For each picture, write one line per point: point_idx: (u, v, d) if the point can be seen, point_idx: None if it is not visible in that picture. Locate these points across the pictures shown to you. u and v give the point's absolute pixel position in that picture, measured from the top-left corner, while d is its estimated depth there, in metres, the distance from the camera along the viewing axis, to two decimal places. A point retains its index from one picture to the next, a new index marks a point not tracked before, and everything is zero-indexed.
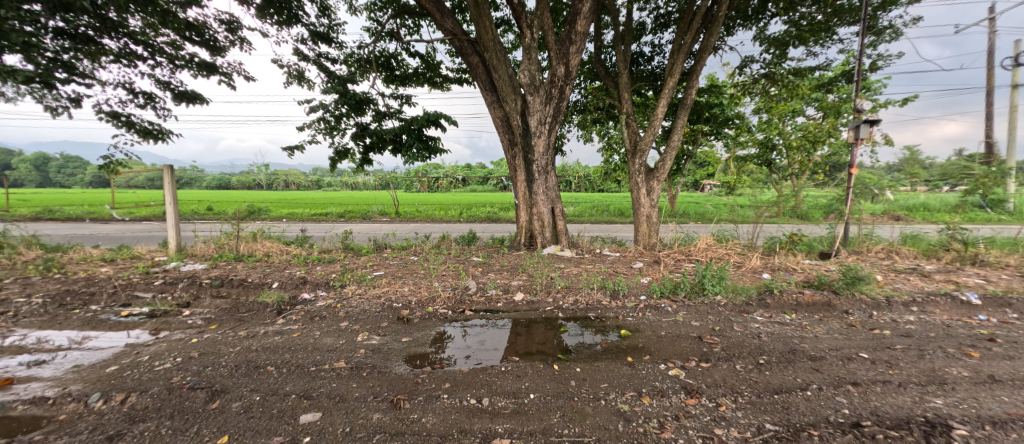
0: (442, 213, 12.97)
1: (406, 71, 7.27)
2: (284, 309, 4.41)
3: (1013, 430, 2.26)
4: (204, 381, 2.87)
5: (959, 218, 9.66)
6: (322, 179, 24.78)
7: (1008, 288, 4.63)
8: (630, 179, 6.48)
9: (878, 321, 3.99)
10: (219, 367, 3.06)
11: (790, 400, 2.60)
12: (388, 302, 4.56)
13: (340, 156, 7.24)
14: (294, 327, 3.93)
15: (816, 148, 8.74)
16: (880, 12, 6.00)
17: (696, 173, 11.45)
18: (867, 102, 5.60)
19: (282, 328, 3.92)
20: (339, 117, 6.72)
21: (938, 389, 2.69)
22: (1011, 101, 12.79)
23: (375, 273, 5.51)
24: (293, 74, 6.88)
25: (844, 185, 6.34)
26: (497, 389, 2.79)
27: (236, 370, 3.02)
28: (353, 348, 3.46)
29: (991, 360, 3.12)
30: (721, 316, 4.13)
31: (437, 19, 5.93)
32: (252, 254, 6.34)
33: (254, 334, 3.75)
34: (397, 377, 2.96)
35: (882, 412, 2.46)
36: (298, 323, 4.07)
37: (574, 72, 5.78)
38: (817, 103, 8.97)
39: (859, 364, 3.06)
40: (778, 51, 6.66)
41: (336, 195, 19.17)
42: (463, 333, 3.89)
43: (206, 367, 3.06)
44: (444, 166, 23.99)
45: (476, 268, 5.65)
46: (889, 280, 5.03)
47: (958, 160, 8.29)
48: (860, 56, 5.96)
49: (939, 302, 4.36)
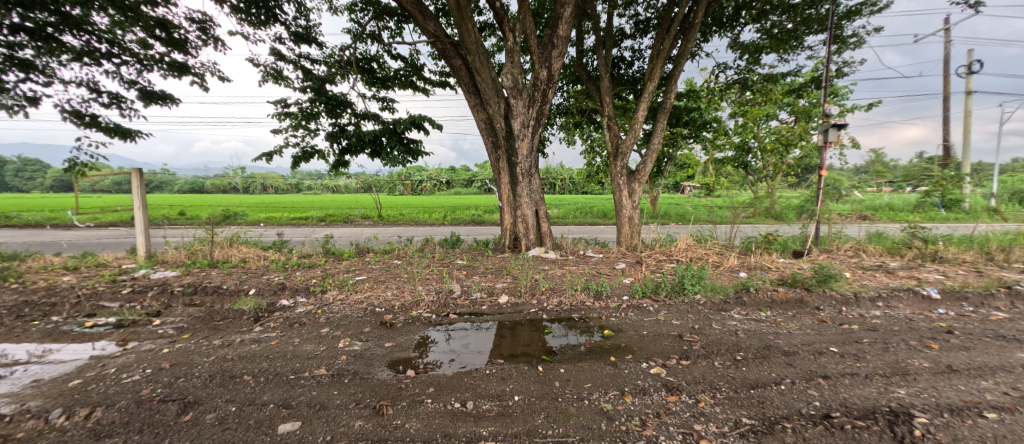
0: (426, 216, 12.86)
1: (388, 73, 7.16)
2: (261, 316, 4.30)
3: (968, 417, 2.41)
4: (175, 393, 2.76)
5: (919, 217, 10.22)
6: (301, 181, 24.14)
7: (964, 283, 4.93)
8: (612, 180, 6.56)
9: (847, 317, 4.18)
10: (192, 378, 2.96)
11: (765, 394, 2.70)
12: (371, 307, 4.50)
13: (311, 154, 7.11)
14: (272, 335, 3.84)
15: (788, 151, 8.88)
16: (846, 21, 6.27)
17: (677, 174, 11.68)
18: (835, 108, 5.82)
19: (260, 336, 3.82)
20: (313, 116, 6.59)
21: (901, 379, 2.85)
22: (965, 106, 13.57)
23: (358, 278, 5.43)
24: (269, 75, 6.69)
25: (814, 187, 6.61)
26: (481, 392, 2.80)
27: (211, 380, 2.92)
28: (334, 355, 3.40)
29: (949, 351, 3.31)
30: (700, 314, 4.26)
31: (419, 22, 5.89)
32: (227, 260, 6.15)
33: (230, 343, 3.63)
34: (380, 383, 2.93)
35: (850, 403, 2.58)
36: (277, 330, 3.97)
37: (556, 75, 5.85)
38: (788, 108, 9.23)
39: (829, 358, 3.20)
40: (751, 57, 6.86)
41: (324, 198, 19.53)
42: (448, 337, 3.86)
43: (178, 378, 2.95)
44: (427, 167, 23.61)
45: (461, 271, 5.64)
46: (856, 277, 5.28)
47: (919, 163, 8.67)
48: (827, 63, 6.18)
49: (902, 296, 4.60)
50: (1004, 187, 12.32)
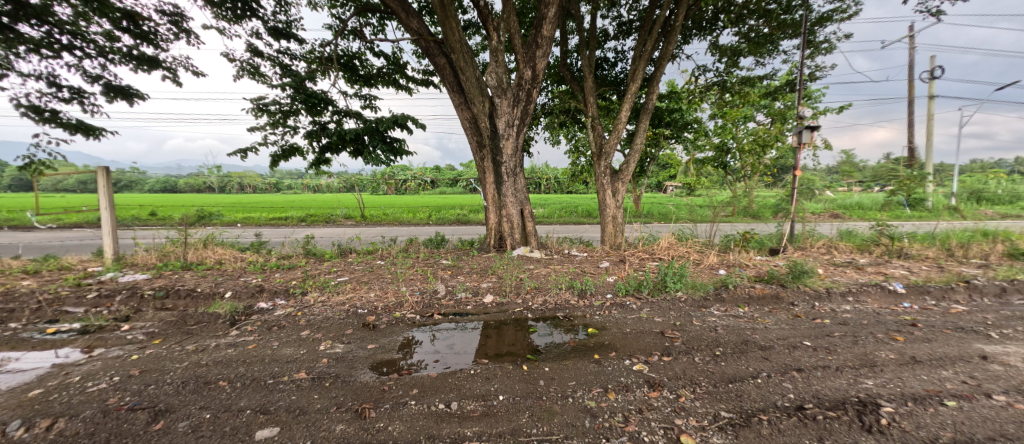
0: (410, 215, 12.72)
1: (371, 71, 7.04)
2: (238, 320, 4.18)
3: (929, 405, 2.54)
4: (145, 401, 2.65)
5: (886, 215, 10.70)
6: (281, 180, 23.49)
7: (927, 278, 5.19)
8: (596, 180, 6.63)
9: (820, 311, 4.35)
10: (164, 384, 2.85)
11: (743, 388, 2.79)
12: (353, 308, 4.43)
13: (291, 152, 6.94)
14: (249, 339, 3.73)
15: (765, 152, 9.16)
16: (819, 27, 6.51)
17: (659, 174, 11.89)
18: (808, 110, 6.04)
19: (237, 340, 3.71)
20: (292, 114, 6.43)
21: (869, 371, 2.98)
22: (928, 110, 14.28)
23: (340, 278, 5.33)
24: (246, 70, 6.49)
25: (789, 186, 6.84)
26: (466, 392, 2.79)
27: (184, 386, 2.82)
28: (315, 358, 3.33)
29: (913, 343, 3.49)
30: (681, 311, 4.35)
31: (402, 19, 5.82)
32: (202, 262, 5.93)
33: (204, 348, 3.51)
34: (362, 385, 2.89)
35: (822, 395, 2.68)
36: (254, 334, 3.86)
37: (540, 75, 5.87)
38: (765, 110, 9.52)
39: (803, 351, 3.32)
40: (730, 60, 7.05)
41: (304, 197, 19.06)
42: (432, 338, 3.83)
43: (149, 385, 2.83)
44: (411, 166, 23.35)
45: (445, 271, 5.60)
46: (829, 273, 5.50)
47: (886, 163, 9.07)
48: (801, 67, 6.40)
49: (870, 291, 4.82)
50: (962, 186, 13.03)
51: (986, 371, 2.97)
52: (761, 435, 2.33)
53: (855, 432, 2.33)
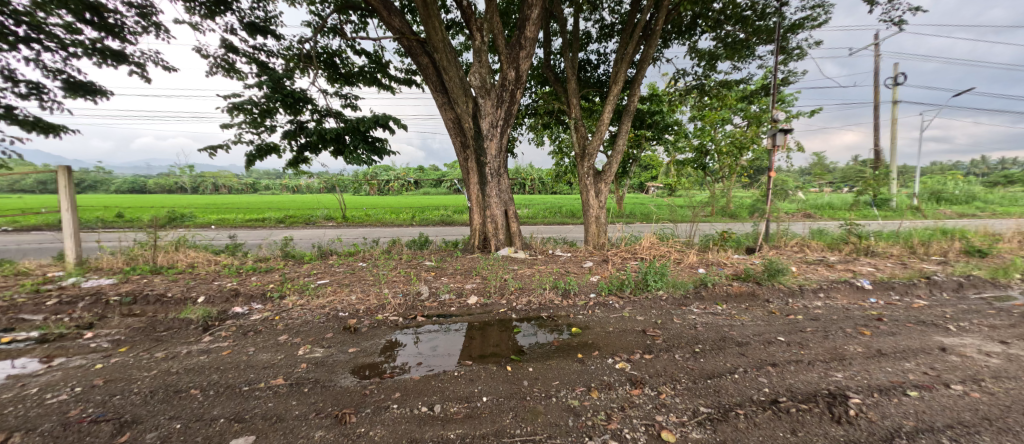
0: (393, 216, 12.54)
1: (352, 69, 6.92)
2: (211, 325, 4.03)
3: (893, 395, 2.67)
4: (110, 413, 2.53)
5: (854, 215, 11.19)
6: (258, 181, 22.78)
7: (892, 274, 5.46)
8: (579, 181, 6.69)
9: (793, 307, 4.52)
10: (131, 394, 2.72)
11: (721, 384, 2.86)
12: (334, 311, 4.33)
13: (268, 151, 6.74)
14: (223, 345, 3.60)
15: (742, 154, 9.44)
16: (791, 34, 6.77)
17: (641, 174, 12.10)
18: (782, 113, 6.25)
19: (210, 346, 3.57)
20: (270, 113, 6.25)
21: (839, 364, 3.11)
22: (891, 114, 15.02)
23: (320, 281, 5.20)
24: (220, 67, 6.27)
25: (765, 188, 7.07)
26: (450, 394, 2.77)
27: (152, 396, 2.70)
28: (294, 363, 3.24)
29: (878, 336, 3.66)
30: (662, 309, 4.44)
31: (384, 17, 5.74)
32: (173, 265, 5.69)
33: (175, 355, 3.37)
34: (343, 390, 2.83)
35: (795, 388, 2.78)
36: (229, 339, 3.73)
37: (524, 76, 5.88)
38: (741, 113, 9.81)
39: (777, 346, 3.44)
40: (708, 64, 7.24)
41: (282, 198, 18.54)
42: (416, 340, 3.79)
43: (114, 395, 2.70)
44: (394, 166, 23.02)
45: (429, 273, 5.54)
46: (802, 271, 5.71)
47: (855, 165, 9.48)
48: (775, 72, 6.63)
49: (840, 287, 5.03)
50: (923, 187, 13.76)
51: (945, 362, 3.14)
52: (737, 429, 2.40)
53: (825, 423, 2.43)
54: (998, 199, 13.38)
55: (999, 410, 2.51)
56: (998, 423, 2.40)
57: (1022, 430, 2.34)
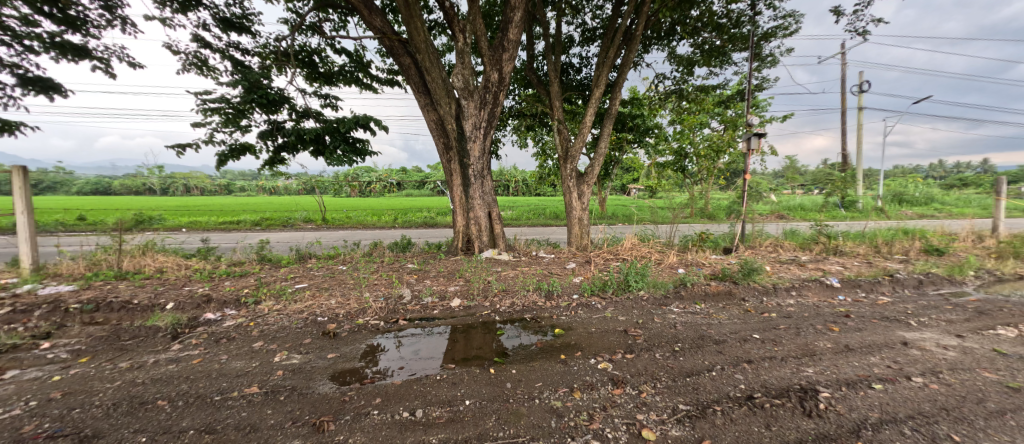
0: (374, 218, 12.33)
1: (332, 68, 6.77)
2: (181, 333, 3.86)
3: (860, 389, 2.80)
4: (67, 428, 2.39)
5: (824, 216, 11.66)
6: (232, 182, 22.02)
7: (859, 273, 5.73)
8: (562, 183, 6.74)
9: (768, 306, 4.67)
10: (92, 407, 2.58)
11: (699, 381, 2.93)
12: (312, 316, 4.22)
13: (242, 151, 6.52)
14: (194, 353, 3.46)
15: (719, 157, 9.71)
16: (764, 42, 7.01)
17: (622, 176, 12.29)
18: (756, 118, 6.47)
19: (179, 355, 3.42)
20: (245, 113, 6.06)
21: (810, 360, 3.24)
22: (857, 120, 15.74)
23: (298, 285, 5.06)
24: (191, 64, 6.04)
25: (741, 190, 7.29)
26: (432, 398, 2.74)
27: (116, 408, 2.57)
28: (269, 370, 3.14)
29: (846, 332, 3.82)
30: (643, 309, 4.51)
31: (365, 16, 5.65)
32: (139, 271, 5.43)
33: (141, 364, 3.21)
34: (321, 397, 2.76)
35: (769, 384, 2.88)
36: (200, 347, 3.58)
37: (507, 78, 5.89)
38: (718, 117, 10.09)
39: (752, 344, 3.55)
40: (686, 69, 7.43)
41: (258, 200, 17.96)
42: (398, 344, 3.73)
43: (72, 409, 2.56)
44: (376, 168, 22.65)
45: (411, 275, 5.46)
46: (776, 270, 5.92)
47: (824, 168, 9.90)
48: (750, 78, 6.86)
49: (811, 286, 5.23)
50: (887, 189, 14.47)
51: (906, 356, 3.31)
52: (715, 425, 2.46)
53: (797, 417, 2.52)
54: (953, 200, 14.20)
55: (956, 400, 2.66)
56: (954, 412, 2.53)
57: (976, 418, 2.48)
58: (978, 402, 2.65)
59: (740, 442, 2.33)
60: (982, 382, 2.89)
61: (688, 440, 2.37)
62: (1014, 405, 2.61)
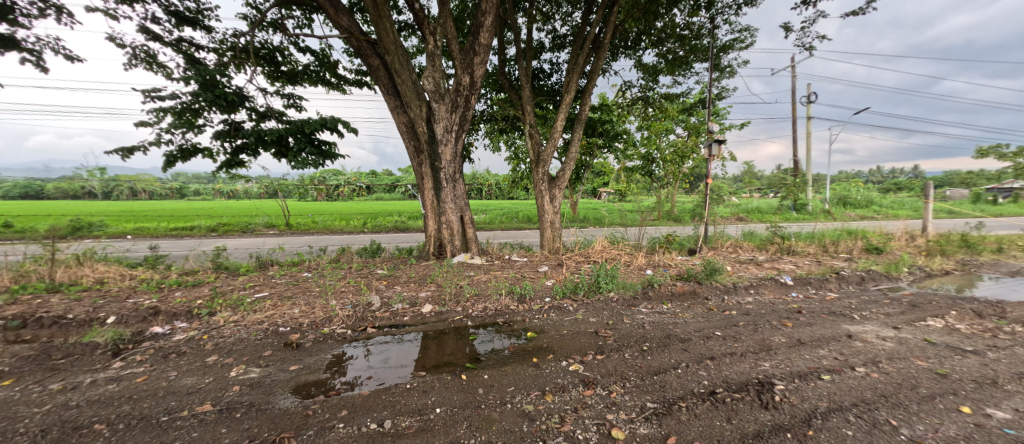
0: (342, 223, 11.92)
1: (295, 67, 6.50)
2: (123, 349, 3.55)
3: (811, 380, 2.98)
4: None
5: (779, 218, 12.40)
6: (184, 185, 20.61)
7: (809, 271, 6.12)
8: (534, 186, 6.79)
9: (729, 304, 4.90)
10: (15, 436, 2.33)
11: (665, 379, 3.03)
12: (273, 327, 4.01)
13: (195, 152, 6.12)
14: (138, 371, 3.19)
15: (683, 162, 10.12)
16: (723, 54, 7.40)
17: (592, 180, 12.54)
18: (717, 125, 6.80)
19: (122, 373, 3.15)
20: (199, 112, 5.70)
21: (766, 354, 3.42)
22: (806, 129, 16.87)
23: (258, 294, 4.79)
24: (138, 58, 5.62)
25: (703, 193, 7.62)
26: (401, 408, 2.67)
27: (44, 436, 2.34)
28: (224, 386, 2.95)
29: (799, 327, 4.07)
30: (613, 310, 4.61)
31: (331, 15, 5.48)
32: (76, 282, 4.96)
33: (76, 385, 2.93)
34: (282, 412, 2.63)
35: (730, 379, 3.01)
36: (146, 364, 3.31)
37: (478, 82, 5.87)
38: (682, 124, 10.52)
39: (715, 341, 3.71)
40: (652, 78, 7.71)
41: (214, 204, 16.91)
42: (366, 353, 3.61)
43: None
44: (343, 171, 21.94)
45: (380, 282, 5.31)
46: (736, 269, 6.23)
47: (778, 173, 10.53)
48: (710, 87, 7.21)
49: (767, 284, 5.54)
50: (833, 193, 15.58)
51: (851, 348, 3.56)
52: (680, 421, 2.54)
53: (755, 409, 2.65)
54: (890, 203, 15.50)
55: (893, 387, 2.89)
56: (892, 399, 2.75)
57: (910, 403, 2.70)
58: (912, 388, 2.88)
59: (704, 437, 2.42)
60: (915, 370, 3.16)
61: (655, 437, 2.43)
62: (942, 390, 2.86)
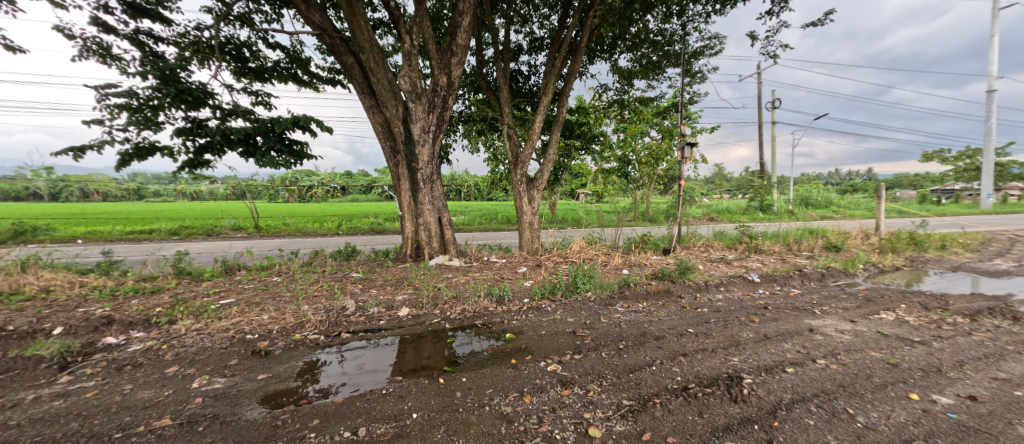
0: (315, 225, 11.55)
1: (264, 63, 6.25)
2: (72, 362, 3.30)
3: (776, 373, 3.12)
4: None
5: (747, 218, 12.92)
6: (142, 186, 19.44)
7: (775, 268, 6.41)
8: (512, 188, 6.79)
9: (701, 301, 5.06)
10: None
11: (641, 376, 3.09)
12: (239, 334, 3.83)
13: (154, 150, 5.78)
14: (89, 385, 2.96)
15: (657, 164, 10.38)
16: (694, 59, 7.65)
17: (570, 181, 12.69)
18: (689, 129, 7.01)
19: (70, 388, 2.93)
20: (158, 109, 5.39)
21: (735, 349, 3.55)
22: (772, 133, 17.67)
23: (224, 301, 4.56)
24: (90, 51, 5.25)
25: (677, 195, 7.82)
26: (376, 415, 2.61)
27: None
28: (185, 398, 2.79)
29: (765, 322, 4.25)
30: (591, 310, 4.67)
31: (302, 11, 5.30)
32: (17, 291, 4.58)
33: (17, 403, 2.70)
34: (248, 424, 2.51)
35: (702, 374, 3.11)
36: (97, 377, 3.09)
37: (456, 83, 5.82)
38: (656, 127, 10.80)
39: (688, 338, 3.82)
40: (627, 82, 7.88)
41: (176, 205, 16.04)
42: (341, 359, 3.50)
43: None
44: (316, 171, 21.27)
45: (355, 285, 5.17)
46: (707, 268, 6.44)
47: (746, 175, 10.97)
48: (682, 92, 7.44)
49: (736, 282, 5.76)
50: (796, 195, 16.38)
51: (813, 341, 3.75)
52: (655, 417, 2.60)
53: (725, 403, 2.74)
54: (847, 204, 16.46)
55: (850, 377, 3.06)
56: (849, 388, 2.91)
57: (865, 392, 2.86)
58: (867, 378, 3.06)
59: (677, 432, 2.48)
60: (870, 360, 3.35)
61: (631, 434, 2.47)
62: (894, 378, 3.05)
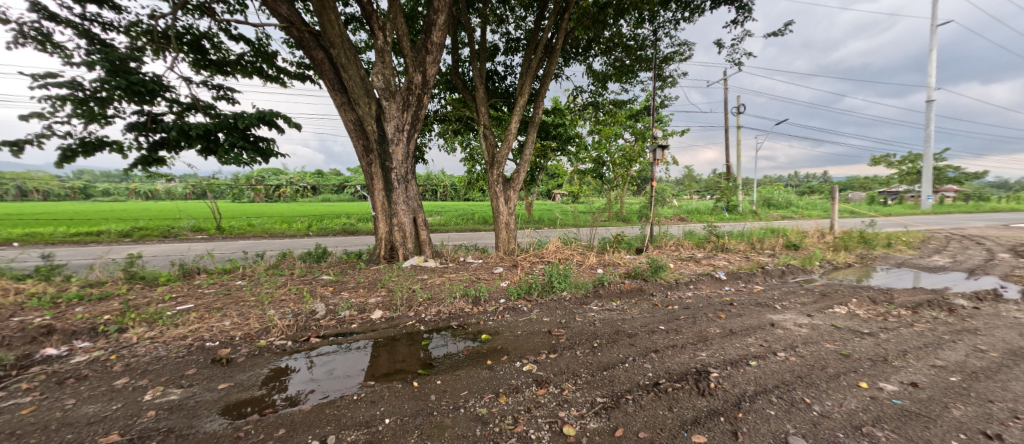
0: (283, 226, 11.09)
1: (226, 56, 5.94)
2: (4, 377, 3.01)
3: (740, 366, 3.25)
4: None
5: (714, 218, 13.43)
6: (90, 185, 18.09)
7: (741, 266, 6.68)
8: (488, 188, 6.75)
9: (671, 299, 5.21)
10: None
11: (614, 373, 3.14)
12: (198, 342, 3.61)
13: (102, 146, 5.37)
14: (24, 401, 2.71)
15: (630, 165, 10.60)
16: (665, 64, 7.87)
17: (546, 182, 12.78)
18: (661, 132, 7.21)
19: (2, 405, 2.67)
20: (107, 101, 5.01)
21: (703, 345, 3.67)
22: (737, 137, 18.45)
23: (182, 306, 4.30)
24: (27, 37, 4.81)
25: (648, 196, 8.02)
26: (347, 421, 2.52)
27: None
28: (136, 412, 2.60)
29: (731, 318, 4.43)
30: (566, 309, 4.71)
31: (268, 2, 5.07)
32: None
33: None
34: (207, 437, 2.37)
35: (672, 369, 3.19)
36: (35, 392, 2.83)
37: (431, 81, 5.73)
38: (629, 129, 11.03)
39: (659, 335, 3.92)
40: (600, 84, 8.00)
41: (129, 205, 15.02)
42: (310, 365, 3.37)
43: None
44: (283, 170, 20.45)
45: (326, 288, 4.99)
46: (678, 266, 6.64)
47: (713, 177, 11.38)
48: (654, 95, 7.63)
49: (705, 279, 5.97)
50: (760, 196, 17.16)
51: (774, 335, 3.93)
52: (628, 414, 2.64)
53: (693, 396, 2.83)
54: (805, 204, 17.41)
55: (807, 368, 3.23)
56: (807, 379, 3.07)
57: (821, 381, 3.03)
58: (823, 368, 3.24)
59: (649, 427, 2.54)
60: (825, 352, 3.55)
61: (605, 430, 2.51)
62: (846, 368, 3.24)
